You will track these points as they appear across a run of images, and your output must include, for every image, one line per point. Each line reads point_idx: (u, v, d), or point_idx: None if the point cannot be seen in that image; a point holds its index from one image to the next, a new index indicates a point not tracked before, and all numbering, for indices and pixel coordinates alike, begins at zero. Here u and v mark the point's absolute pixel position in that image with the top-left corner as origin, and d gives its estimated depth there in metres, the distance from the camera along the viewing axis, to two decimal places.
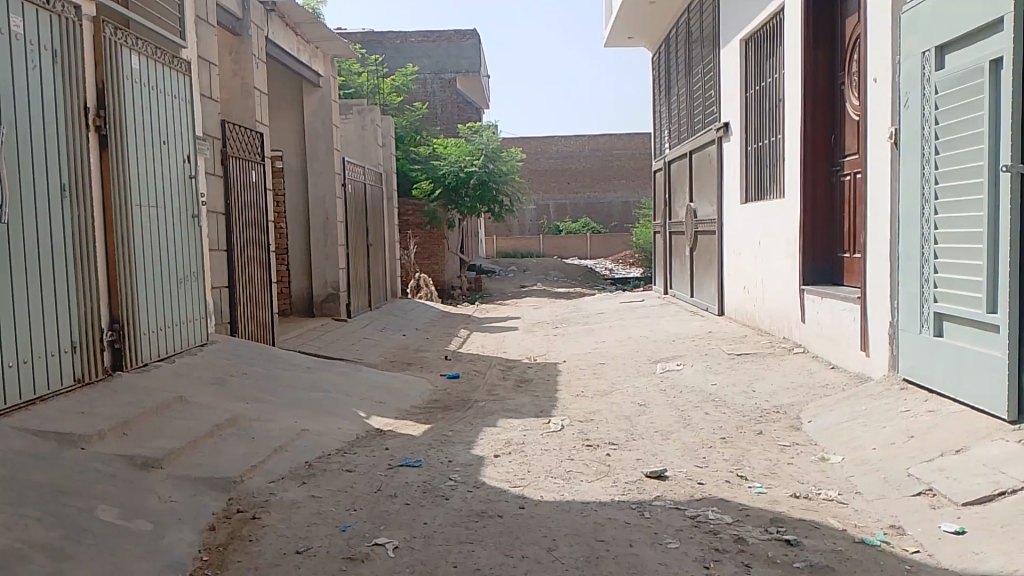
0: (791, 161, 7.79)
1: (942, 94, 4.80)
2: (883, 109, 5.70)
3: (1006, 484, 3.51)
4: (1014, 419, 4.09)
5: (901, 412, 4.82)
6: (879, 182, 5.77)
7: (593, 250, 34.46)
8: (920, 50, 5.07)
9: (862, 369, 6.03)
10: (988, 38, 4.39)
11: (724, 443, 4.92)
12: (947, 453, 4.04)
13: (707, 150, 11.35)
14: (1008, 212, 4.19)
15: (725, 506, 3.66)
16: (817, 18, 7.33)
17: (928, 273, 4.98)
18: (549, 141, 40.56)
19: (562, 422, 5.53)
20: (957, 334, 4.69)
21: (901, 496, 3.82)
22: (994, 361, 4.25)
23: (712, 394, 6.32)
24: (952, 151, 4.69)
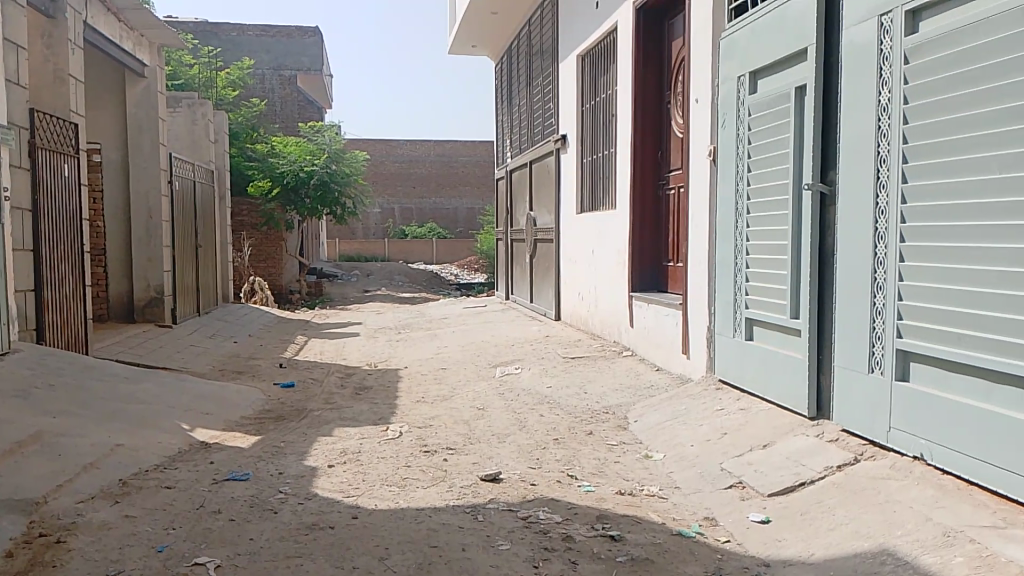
0: (622, 173, 8.19)
1: (755, 116, 5.22)
2: (703, 128, 6.12)
3: (806, 475, 3.86)
4: (813, 415, 4.52)
5: (717, 410, 5.18)
6: (699, 196, 6.17)
7: (437, 255, 34.61)
8: (736, 75, 5.48)
9: (683, 371, 6.43)
10: (793, 67, 4.82)
11: (557, 444, 5.08)
12: (755, 448, 4.39)
13: (546, 160, 11.68)
14: (809, 227, 4.59)
15: (556, 505, 3.78)
16: (647, 37, 7.76)
17: (741, 282, 5.39)
18: (393, 144, 40.22)
19: (399, 429, 5.50)
20: (765, 338, 5.11)
21: (714, 489, 4.11)
22: (796, 362, 4.66)
23: (547, 396, 6.52)
24: (764, 170, 5.11)
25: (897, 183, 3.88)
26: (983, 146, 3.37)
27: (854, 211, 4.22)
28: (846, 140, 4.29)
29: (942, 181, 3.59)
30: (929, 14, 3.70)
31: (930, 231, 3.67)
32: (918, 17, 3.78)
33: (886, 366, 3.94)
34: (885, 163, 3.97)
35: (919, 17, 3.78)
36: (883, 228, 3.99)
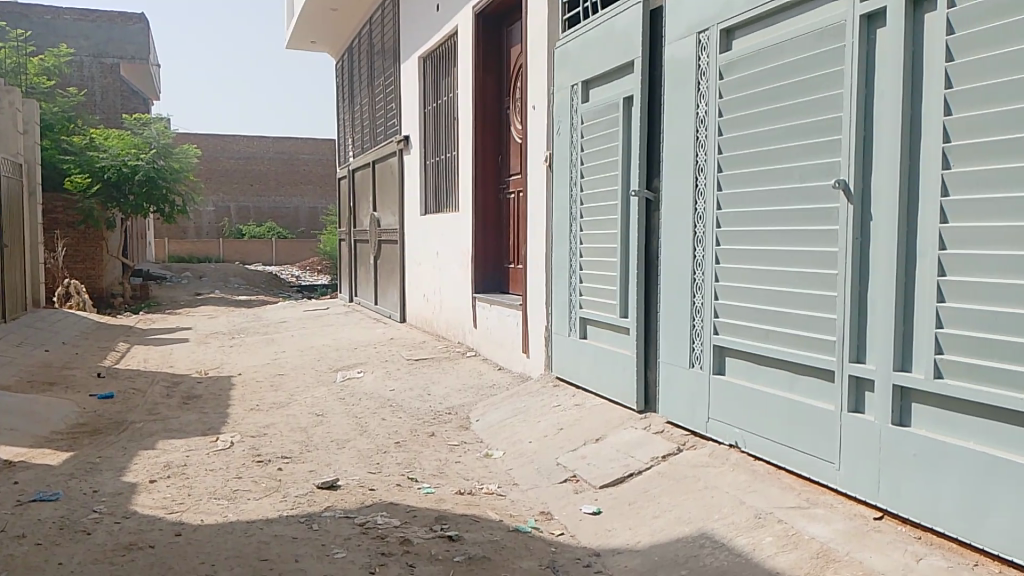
0: (464, 175, 8.27)
1: (587, 124, 5.44)
2: (539, 133, 6.30)
3: (634, 466, 4.07)
4: (641, 408, 4.76)
5: (554, 407, 5.35)
6: (536, 199, 6.35)
7: (278, 256, 33.40)
8: (570, 83, 5.69)
9: (523, 370, 6.58)
10: (622, 78, 5.06)
11: (397, 447, 5.05)
12: (589, 442, 4.57)
13: (389, 161, 11.58)
14: (636, 231, 4.84)
15: (394, 509, 3.76)
16: (486, 42, 7.87)
17: (576, 283, 5.60)
18: (230, 140, 38.39)
19: (231, 439, 5.27)
20: (598, 336, 5.33)
21: (550, 484, 4.24)
22: (626, 359, 4.90)
23: (389, 399, 6.46)
24: (596, 175, 5.33)
25: (714, 190, 4.17)
26: (788, 158, 3.68)
27: (676, 216, 4.49)
28: (669, 149, 4.55)
29: (753, 189, 3.89)
30: (741, 33, 4.00)
31: (742, 235, 3.97)
32: (732, 36, 4.08)
33: (705, 361, 4.22)
34: (703, 171, 4.25)
35: (733, 36, 4.07)
36: (701, 233, 4.27)
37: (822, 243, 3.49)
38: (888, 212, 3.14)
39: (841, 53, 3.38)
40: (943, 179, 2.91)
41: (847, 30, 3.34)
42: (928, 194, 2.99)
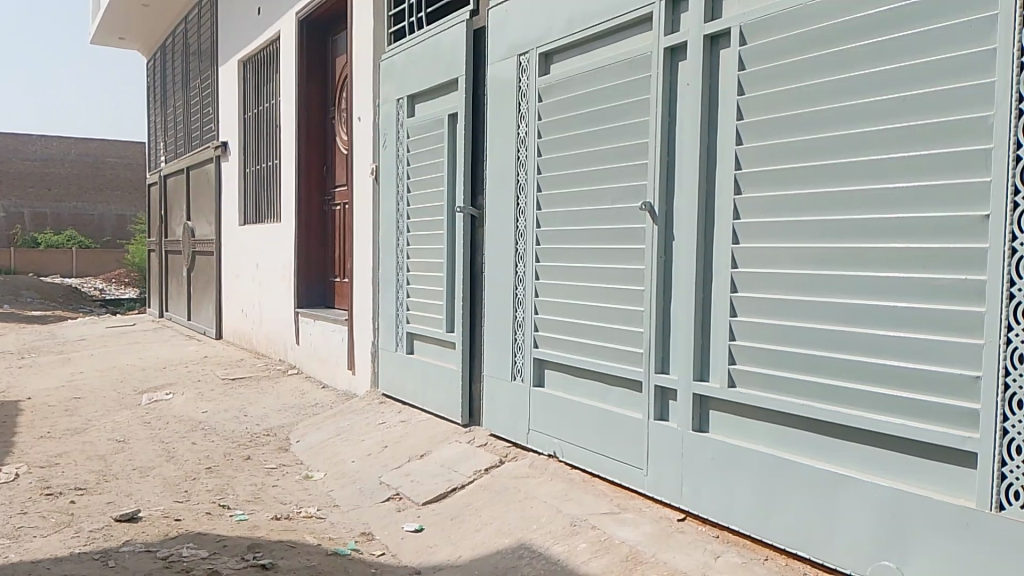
0: (286, 186, 8.00)
1: (413, 138, 5.44)
2: (365, 146, 6.22)
3: (457, 481, 4.09)
4: (466, 422, 4.80)
5: (379, 424, 5.27)
6: (361, 213, 6.25)
7: (79, 267, 30.68)
8: (395, 97, 5.66)
9: (347, 387, 6.44)
10: (446, 95, 5.11)
11: (209, 473, 4.77)
12: (413, 458, 4.54)
13: (205, 168, 10.98)
14: (461, 246, 4.87)
15: (203, 539, 3.54)
16: (310, 50, 7.68)
17: (402, 297, 5.57)
18: (23, 139, 34.85)
19: (15, 471, 4.75)
20: (423, 351, 5.32)
21: (372, 504, 4.17)
22: (451, 373, 4.93)
23: (202, 422, 6.09)
24: (422, 190, 5.34)
25: (533, 208, 4.29)
26: (601, 179, 3.87)
27: (498, 233, 4.58)
28: (492, 166, 4.64)
29: (570, 208, 4.05)
30: (558, 58, 4.17)
31: (560, 252, 4.11)
32: (550, 61, 4.23)
33: (526, 374, 4.32)
34: (524, 189, 4.37)
35: (550, 60, 4.23)
36: (523, 249, 4.38)
37: (632, 261, 3.69)
38: (690, 233, 3.37)
39: (648, 82, 3.60)
40: (735, 203, 3.19)
41: (653, 62, 3.57)
42: (724, 217, 3.25)
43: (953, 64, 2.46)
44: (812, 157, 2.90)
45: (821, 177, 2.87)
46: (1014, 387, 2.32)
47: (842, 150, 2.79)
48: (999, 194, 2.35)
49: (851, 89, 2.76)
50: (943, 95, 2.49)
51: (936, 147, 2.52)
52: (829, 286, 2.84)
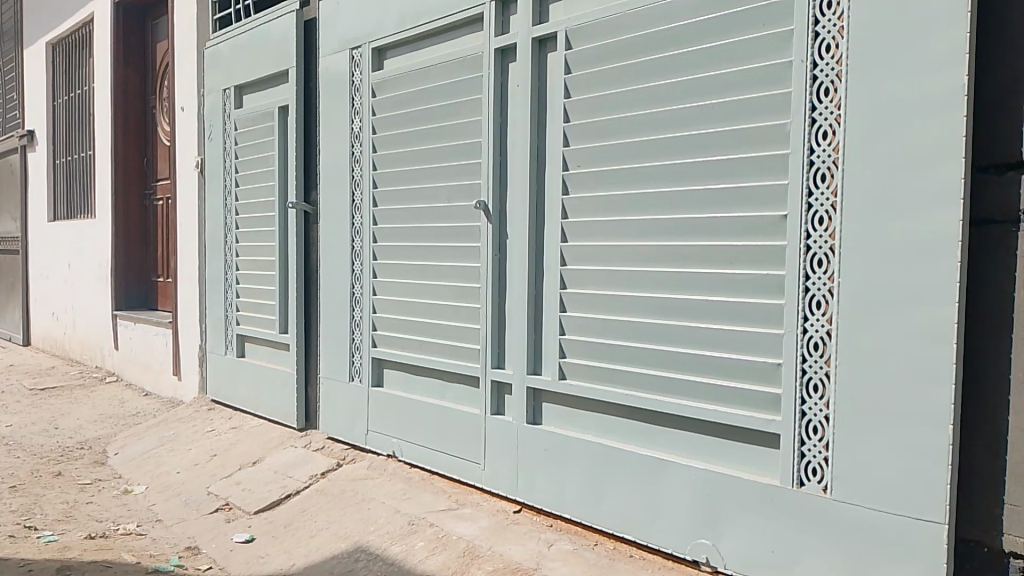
0: (102, 179, 7.43)
1: (241, 131, 5.21)
2: (189, 137, 5.88)
3: (291, 487, 3.97)
4: (302, 426, 4.66)
5: (207, 432, 5.01)
6: (186, 208, 5.91)
7: None
8: (221, 87, 5.40)
9: (173, 394, 6.07)
10: (276, 86, 4.93)
11: (12, 493, 4.35)
12: (244, 466, 4.36)
13: (7, 158, 9.98)
14: (294, 244, 4.71)
15: (4, 565, 3.23)
16: (127, 34, 7.17)
17: (231, 298, 5.32)
18: None
19: None
20: (256, 354, 5.12)
21: (198, 516, 3.96)
22: (285, 375, 4.76)
23: (4, 437, 5.54)
24: (251, 184, 5.13)
25: (369, 206, 4.23)
26: (436, 176, 3.87)
27: (333, 231, 4.47)
28: (325, 162, 4.52)
29: (406, 205, 4.02)
30: (392, 54, 4.13)
31: (397, 250, 4.08)
32: (383, 56, 4.19)
33: (363, 374, 4.25)
34: (359, 185, 4.30)
35: (383, 55, 4.18)
36: (359, 247, 4.31)
37: (468, 259, 3.72)
38: (523, 231, 3.44)
39: (480, 82, 3.64)
40: (564, 203, 3.30)
41: (484, 62, 3.61)
42: (554, 216, 3.35)
43: (756, 75, 2.69)
44: (635, 158, 3.05)
45: (642, 179, 3.03)
46: (810, 371, 2.55)
47: (662, 152, 2.96)
48: (795, 196, 2.58)
49: (669, 96, 2.93)
50: (749, 103, 2.71)
51: (743, 152, 2.74)
52: (650, 282, 3.00)
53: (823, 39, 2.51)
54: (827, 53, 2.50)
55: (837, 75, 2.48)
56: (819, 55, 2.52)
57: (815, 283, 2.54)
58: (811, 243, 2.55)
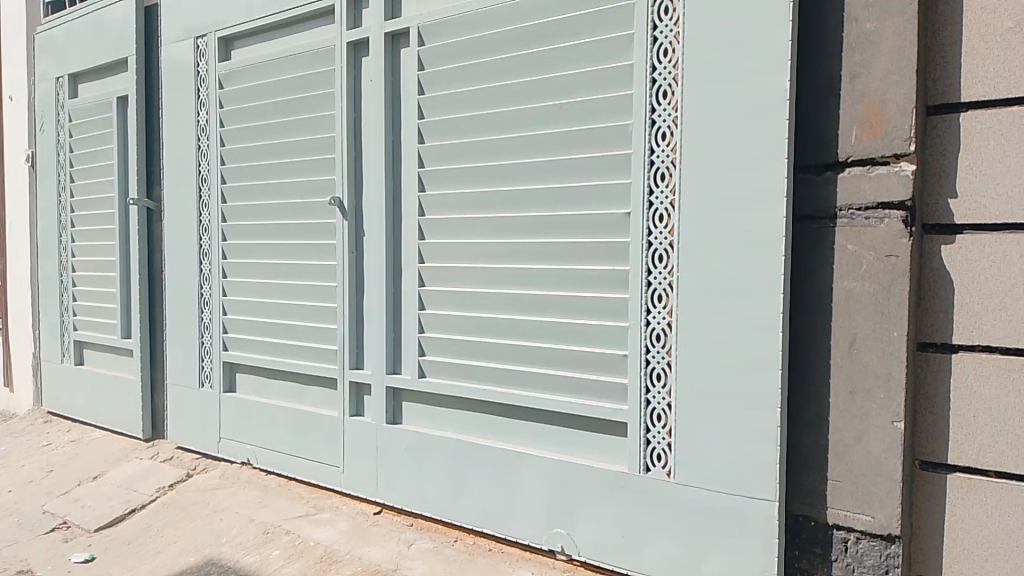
0: None
1: (76, 122, 4.87)
2: (18, 129, 5.44)
3: (136, 501, 3.76)
4: (148, 436, 4.41)
5: (42, 446, 4.66)
6: (15, 205, 5.46)
7: None
8: (53, 74, 5.02)
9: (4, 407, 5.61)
10: (115, 75, 4.64)
11: None
12: (85, 481, 4.09)
13: None
14: (137, 243, 4.45)
15: None
16: None
17: (68, 301, 4.97)
18: None
19: None
20: (97, 360, 4.81)
21: (32, 537, 3.69)
22: (129, 383, 4.49)
23: None
24: (89, 180, 4.80)
25: (217, 202, 4.05)
26: (288, 172, 3.76)
27: (179, 228, 4.25)
28: (169, 156, 4.29)
29: (257, 202, 3.88)
30: (240, 45, 3.97)
31: (248, 249, 3.93)
32: (230, 46, 4.02)
33: (214, 379, 4.08)
34: (206, 181, 4.11)
35: (231, 45, 4.02)
36: (207, 246, 4.12)
37: (322, 257, 3.63)
38: (378, 229, 3.40)
39: (331, 76, 3.56)
40: (419, 200, 3.28)
41: (336, 55, 3.53)
42: (409, 213, 3.32)
43: (600, 77, 2.77)
44: (489, 156, 3.08)
45: (496, 177, 3.06)
46: (653, 362, 2.66)
47: (515, 151, 3.00)
48: (637, 195, 2.67)
49: (521, 95, 2.98)
50: (594, 103, 2.78)
51: (589, 152, 2.81)
52: (506, 278, 3.04)
53: (660, 43, 2.62)
54: (665, 57, 2.61)
55: (674, 78, 2.59)
56: (657, 59, 2.62)
57: (657, 278, 2.64)
58: (652, 239, 2.65)
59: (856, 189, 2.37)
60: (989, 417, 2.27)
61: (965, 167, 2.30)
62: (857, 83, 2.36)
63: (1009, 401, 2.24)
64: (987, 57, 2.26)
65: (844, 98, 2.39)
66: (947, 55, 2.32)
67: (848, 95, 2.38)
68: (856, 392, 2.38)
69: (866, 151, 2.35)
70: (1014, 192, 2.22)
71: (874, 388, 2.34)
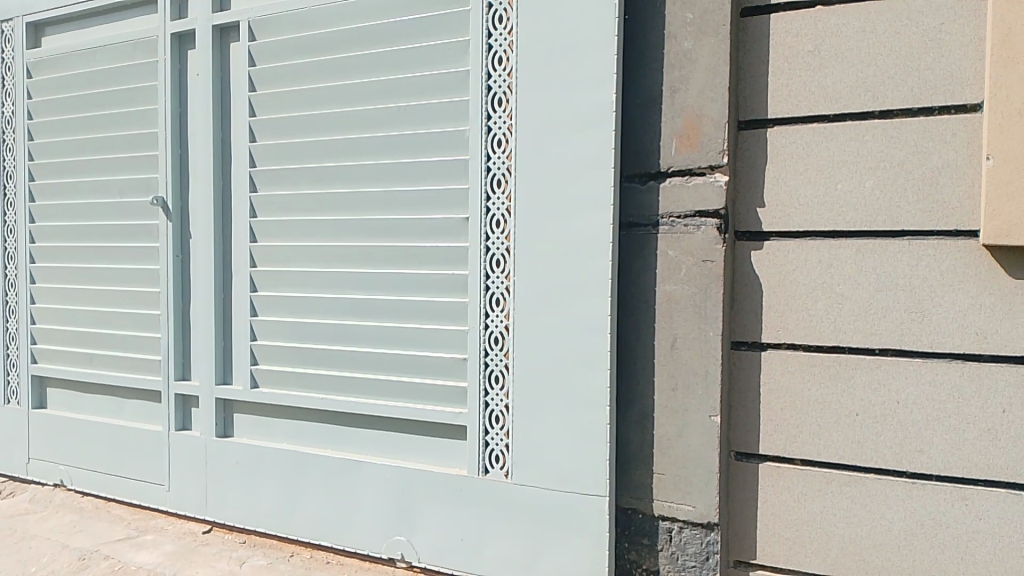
0: None
1: None
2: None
3: None
4: None
5: None
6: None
7: None
8: None
9: None
10: None
11: None
12: None
13: None
14: None
15: None
16: None
17: None
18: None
19: None
20: None
21: None
22: None
23: None
24: None
25: (23, 202, 3.71)
26: (106, 170, 3.50)
27: None
28: None
29: (69, 202, 3.59)
30: (51, 31, 3.67)
31: (59, 253, 3.62)
32: (40, 32, 3.70)
33: (21, 395, 3.73)
34: (10, 178, 3.76)
35: (40, 31, 3.70)
36: (12, 249, 3.77)
37: (144, 261, 3.41)
38: (205, 231, 3.23)
39: (154, 69, 3.36)
40: (250, 201, 3.16)
41: (159, 47, 3.33)
42: (239, 215, 3.19)
43: (438, 81, 2.78)
44: (325, 157, 3.01)
45: (332, 179, 2.99)
46: (492, 364, 2.69)
47: (352, 153, 2.95)
48: (474, 200, 2.70)
49: (357, 97, 2.93)
50: (431, 107, 2.79)
51: (426, 156, 2.81)
52: (343, 283, 2.98)
53: (495, 51, 2.65)
54: (500, 65, 2.65)
55: (509, 86, 2.63)
56: (492, 67, 2.66)
57: (494, 282, 2.68)
58: (490, 244, 2.68)
59: (676, 198, 2.50)
60: (794, 409, 2.47)
61: (772, 178, 2.48)
62: (677, 97, 2.50)
63: (811, 394, 2.44)
64: (790, 77, 2.44)
65: (666, 111, 2.52)
66: (756, 73, 2.49)
67: (669, 109, 2.52)
68: (678, 389, 2.51)
69: (685, 161, 2.49)
70: (813, 202, 2.42)
71: (695, 385, 2.48)
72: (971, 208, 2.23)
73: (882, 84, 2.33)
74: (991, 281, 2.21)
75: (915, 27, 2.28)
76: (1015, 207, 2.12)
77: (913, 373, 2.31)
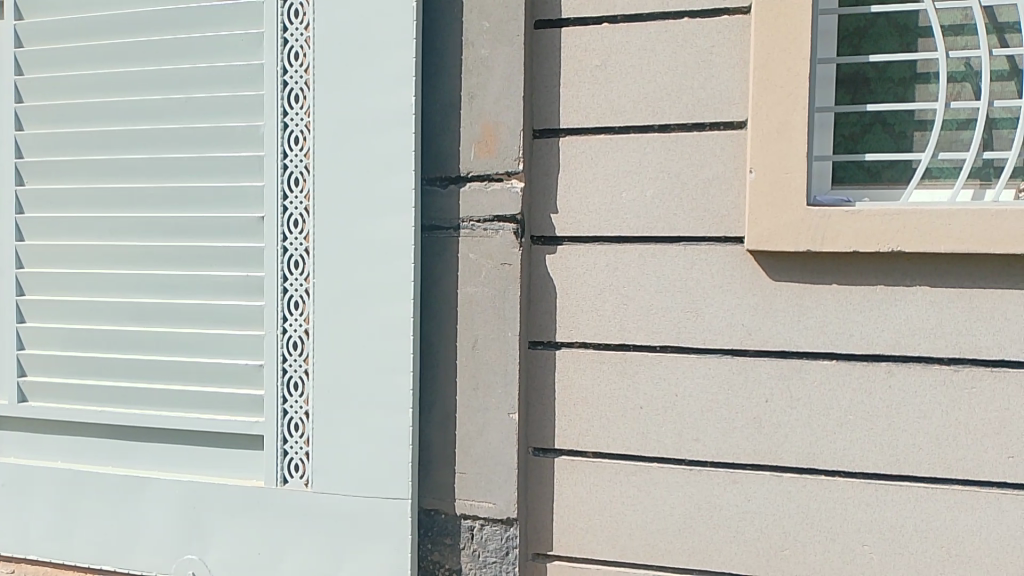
0: None
1: None
2: None
3: None
4: None
5: None
6: None
7: None
8: None
9: None
10: None
11: None
12: None
13: None
14: None
15: None
16: None
17: None
18: None
19: None
20: None
21: None
22: None
23: None
24: None
25: None
26: None
27: None
28: None
29: None
30: None
31: None
32: None
33: None
34: None
35: None
36: None
37: None
38: None
39: None
40: (16, 195, 2.87)
41: None
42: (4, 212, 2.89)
43: (229, 74, 2.65)
44: (103, 149, 2.78)
45: (111, 173, 2.78)
46: (290, 370, 2.61)
47: (134, 147, 2.75)
48: (270, 200, 2.60)
49: (139, 86, 2.74)
50: (221, 101, 2.65)
51: (217, 153, 2.67)
52: (124, 285, 2.77)
53: (291, 46, 2.58)
54: (296, 61, 2.57)
55: (306, 83, 2.56)
56: (288, 62, 2.58)
57: (293, 284, 2.60)
58: (288, 245, 2.60)
59: (474, 202, 2.55)
60: (585, 405, 2.59)
61: (564, 185, 2.59)
62: (474, 103, 2.54)
63: (601, 390, 2.58)
64: (580, 89, 2.56)
65: (464, 115, 2.55)
66: (549, 83, 2.59)
67: (467, 114, 2.55)
68: (478, 388, 2.56)
69: (482, 166, 2.54)
70: (602, 209, 2.55)
71: (494, 385, 2.54)
72: (738, 217, 2.44)
73: (662, 99, 2.49)
74: (755, 283, 2.42)
75: (690, 48, 2.46)
76: (774, 216, 2.33)
77: (690, 368, 2.49)
